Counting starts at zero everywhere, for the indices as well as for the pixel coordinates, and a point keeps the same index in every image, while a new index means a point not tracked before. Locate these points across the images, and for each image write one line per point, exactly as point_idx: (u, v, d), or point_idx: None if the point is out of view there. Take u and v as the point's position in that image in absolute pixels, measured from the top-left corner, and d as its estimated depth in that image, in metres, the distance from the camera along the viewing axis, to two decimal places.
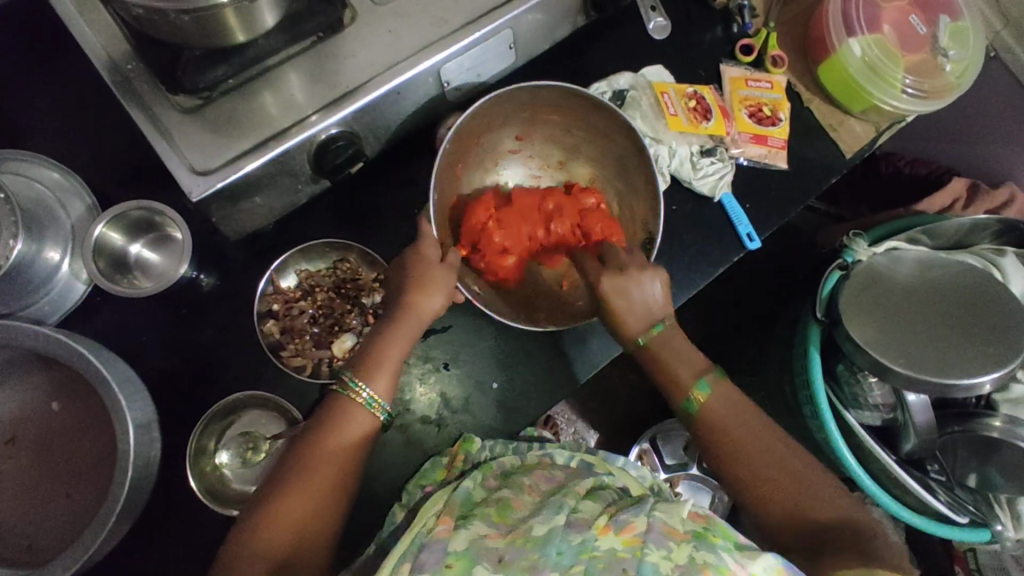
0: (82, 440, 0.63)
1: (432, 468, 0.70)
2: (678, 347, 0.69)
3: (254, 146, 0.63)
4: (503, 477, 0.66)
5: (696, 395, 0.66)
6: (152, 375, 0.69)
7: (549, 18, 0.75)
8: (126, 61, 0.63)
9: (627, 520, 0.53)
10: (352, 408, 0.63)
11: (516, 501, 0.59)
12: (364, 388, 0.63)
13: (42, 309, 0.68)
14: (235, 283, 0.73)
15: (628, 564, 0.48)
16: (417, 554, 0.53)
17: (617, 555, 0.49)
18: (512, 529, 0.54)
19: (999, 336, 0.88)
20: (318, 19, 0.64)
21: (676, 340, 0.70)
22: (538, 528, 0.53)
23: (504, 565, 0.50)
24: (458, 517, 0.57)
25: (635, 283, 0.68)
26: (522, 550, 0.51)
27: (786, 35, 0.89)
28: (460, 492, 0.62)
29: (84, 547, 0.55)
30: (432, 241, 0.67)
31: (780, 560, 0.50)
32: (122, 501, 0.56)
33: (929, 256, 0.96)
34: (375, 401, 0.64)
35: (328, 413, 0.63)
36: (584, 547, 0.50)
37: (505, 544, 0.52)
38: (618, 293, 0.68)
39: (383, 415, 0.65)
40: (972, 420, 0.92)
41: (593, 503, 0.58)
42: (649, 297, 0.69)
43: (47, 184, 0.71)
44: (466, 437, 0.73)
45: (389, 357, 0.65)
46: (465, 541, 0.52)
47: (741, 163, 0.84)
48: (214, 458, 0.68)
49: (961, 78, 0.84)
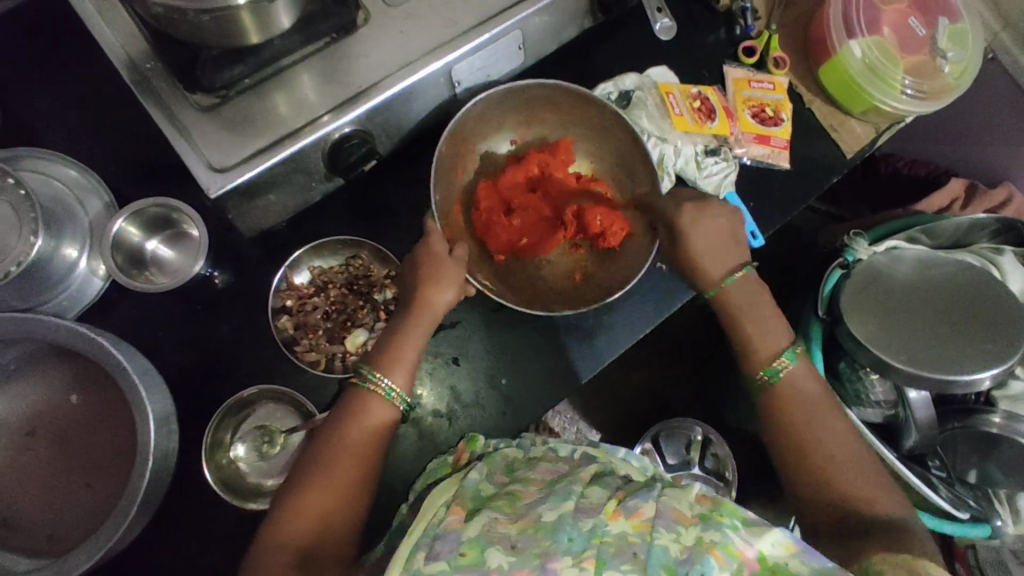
0: (101, 433, 0.63)
1: (438, 466, 0.70)
2: (756, 303, 0.73)
3: (268, 145, 0.64)
4: (508, 471, 0.66)
5: (780, 362, 0.69)
6: (168, 370, 0.70)
7: (556, 20, 0.77)
8: (145, 60, 0.64)
9: (636, 504, 0.55)
10: (370, 400, 0.65)
11: (525, 493, 0.60)
12: (384, 379, 0.65)
13: (60, 304, 0.69)
14: (250, 279, 0.74)
15: (638, 548, 0.50)
16: (431, 543, 0.53)
17: (626, 538, 0.51)
18: (522, 516, 0.55)
19: (997, 333, 0.90)
20: (332, 20, 0.66)
21: (757, 292, 0.73)
22: (547, 515, 0.54)
23: (516, 551, 0.51)
24: (470, 508, 0.58)
25: (710, 215, 0.73)
26: (533, 538, 0.52)
27: (787, 38, 0.90)
28: (468, 484, 0.62)
29: (107, 536, 0.56)
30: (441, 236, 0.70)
31: (790, 536, 0.53)
32: (143, 491, 0.57)
33: (929, 255, 0.97)
34: (393, 392, 0.65)
35: (346, 406, 0.65)
36: (594, 532, 0.52)
37: (517, 533, 0.53)
38: (695, 233, 0.73)
39: (401, 406, 0.66)
40: (972, 416, 0.93)
41: (601, 489, 0.58)
42: (720, 239, 0.73)
43: (65, 182, 0.72)
44: (470, 435, 0.73)
45: (407, 346, 0.67)
46: (478, 529, 0.53)
47: (745, 163, 0.85)
48: (229, 451, 0.69)
49: (959, 79, 0.86)
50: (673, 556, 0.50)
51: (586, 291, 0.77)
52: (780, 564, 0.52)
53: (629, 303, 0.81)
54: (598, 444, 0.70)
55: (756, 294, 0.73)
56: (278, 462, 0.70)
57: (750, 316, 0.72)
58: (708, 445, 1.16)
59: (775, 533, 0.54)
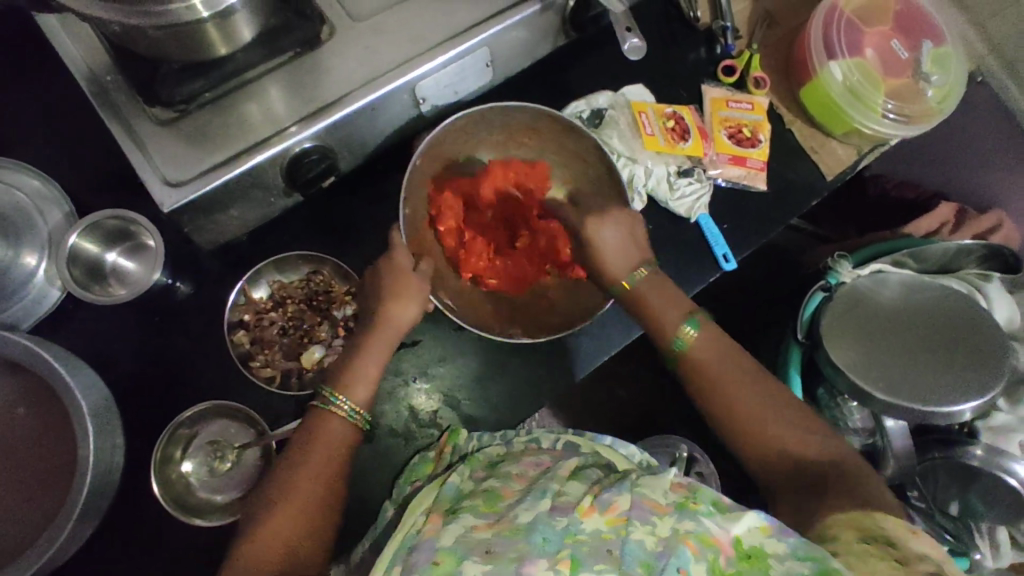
0: (44, 448, 0.63)
1: (421, 463, 0.71)
2: (664, 290, 0.72)
3: (226, 160, 0.64)
4: (490, 466, 0.65)
5: (683, 333, 0.68)
6: (124, 381, 0.71)
7: (529, 37, 0.76)
8: (106, 73, 0.64)
9: (611, 498, 0.53)
10: (329, 419, 0.65)
11: (506, 492, 0.58)
12: (346, 401, 0.66)
13: (15, 315, 0.70)
14: (209, 292, 0.74)
15: (613, 544, 0.49)
16: (406, 556, 0.51)
17: (602, 536, 0.49)
18: (501, 518, 0.53)
19: (980, 359, 0.88)
20: (295, 35, 0.65)
21: (661, 282, 0.72)
22: (524, 516, 0.52)
23: (493, 558, 0.48)
24: (447, 514, 0.56)
25: (612, 224, 0.73)
26: (509, 541, 0.50)
27: (770, 57, 0.88)
28: (448, 489, 0.61)
29: (41, 552, 0.58)
30: (406, 254, 0.68)
31: (764, 516, 0.51)
32: (78, 510, 0.59)
33: (914, 278, 0.95)
34: (356, 413, 0.66)
35: (307, 431, 0.65)
36: (568, 531, 0.50)
37: (493, 536, 0.51)
38: (600, 240, 0.72)
39: (364, 427, 0.67)
40: (953, 446, 0.90)
41: (578, 485, 0.57)
42: (625, 244, 0.73)
43: (26, 192, 0.74)
44: (453, 429, 0.74)
45: (365, 373, 0.67)
46: (452, 538, 0.51)
47: (719, 184, 0.84)
48: (180, 467, 0.69)
49: (942, 103, 0.84)
50: (649, 551, 0.48)
51: (551, 316, 0.76)
52: (756, 548, 0.50)
53: (597, 326, 0.79)
54: (582, 431, 0.70)
55: (663, 286, 0.72)
56: (229, 479, 0.70)
57: (657, 295, 0.71)
58: (692, 463, 1.13)
59: (751, 514, 0.52)
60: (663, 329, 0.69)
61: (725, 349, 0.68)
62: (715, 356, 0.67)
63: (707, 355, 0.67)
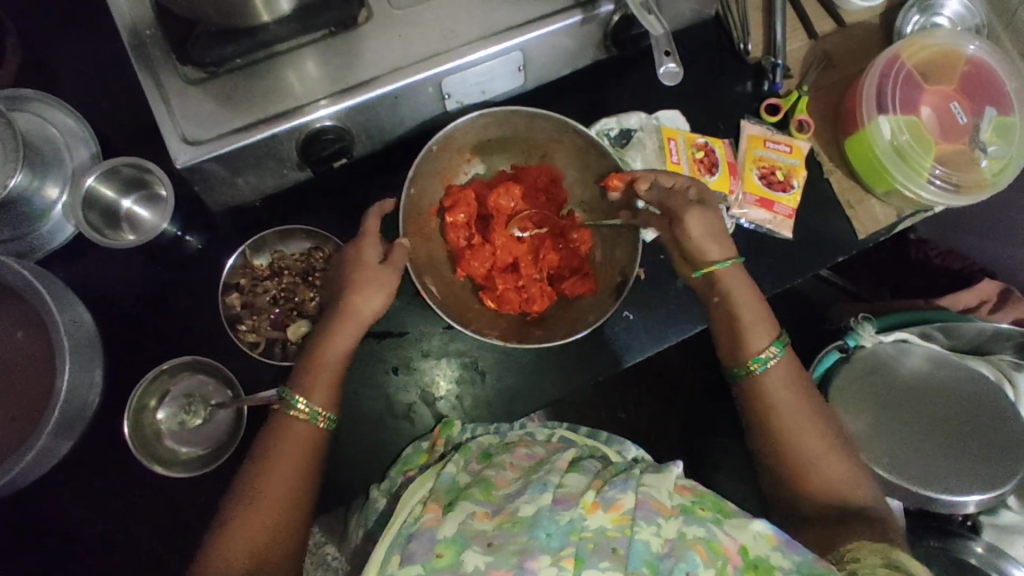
0: (26, 374, 0.66)
1: (415, 454, 0.72)
2: (746, 289, 0.70)
3: (244, 126, 0.64)
4: (484, 458, 0.67)
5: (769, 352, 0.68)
6: (118, 322, 0.74)
7: (568, 46, 0.74)
8: (146, 27, 0.66)
9: (614, 496, 0.55)
10: (290, 424, 0.64)
11: (499, 481, 0.61)
12: (303, 404, 0.64)
13: (29, 243, 0.75)
14: (215, 251, 0.77)
15: (618, 543, 0.51)
16: (405, 543, 0.54)
17: (606, 533, 0.52)
18: (500, 510, 0.56)
19: (1000, 453, 0.82)
20: (333, 13, 0.64)
21: (745, 281, 0.70)
22: (524, 509, 0.55)
23: (494, 549, 0.52)
24: (446, 505, 0.58)
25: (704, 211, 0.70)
26: (510, 534, 0.53)
27: (818, 101, 0.85)
28: (445, 478, 0.63)
29: (9, 469, 0.62)
30: (373, 245, 0.69)
31: (771, 527, 0.54)
32: (47, 435, 0.63)
33: (941, 353, 0.88)
34: (318, 416, 0.65)
35: (271, 430, 0.65)
36: (573, 526, 0.53)
37: (494, 528, 0.54)
38: (693, 217, 0.69)
39: (327, 426, 0.66)
40: (951, 539, 0.83)
41: (578, 477, 0.59)
42: (720, 239, 0.70)
43: (60, 128, 0.78)
44: (447, 420, 0.74)
45: (328, 364, 0.66)
46: (455, 526, 0.54)
47: (742, 225, 0.81)
48: (153, 414, 0.72)
49: (997, 176, 0.79)
50: (655, 552, 0.51)
51: (533, 327, 0.73)
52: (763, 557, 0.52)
53: (588, 347, 0.78)
54: (579, 430, 0.75)
55: (745, 286, 0.70)
56: (198, 433, 0.73)
57: (741, 297, 0.70)
58: None
59: (757, 522, 0.55)
60: (743, 341, 0.69)
61: (798, 382, 0.68)
62: (789, 383, 0.68)
63: (780, 381, 0.68)
